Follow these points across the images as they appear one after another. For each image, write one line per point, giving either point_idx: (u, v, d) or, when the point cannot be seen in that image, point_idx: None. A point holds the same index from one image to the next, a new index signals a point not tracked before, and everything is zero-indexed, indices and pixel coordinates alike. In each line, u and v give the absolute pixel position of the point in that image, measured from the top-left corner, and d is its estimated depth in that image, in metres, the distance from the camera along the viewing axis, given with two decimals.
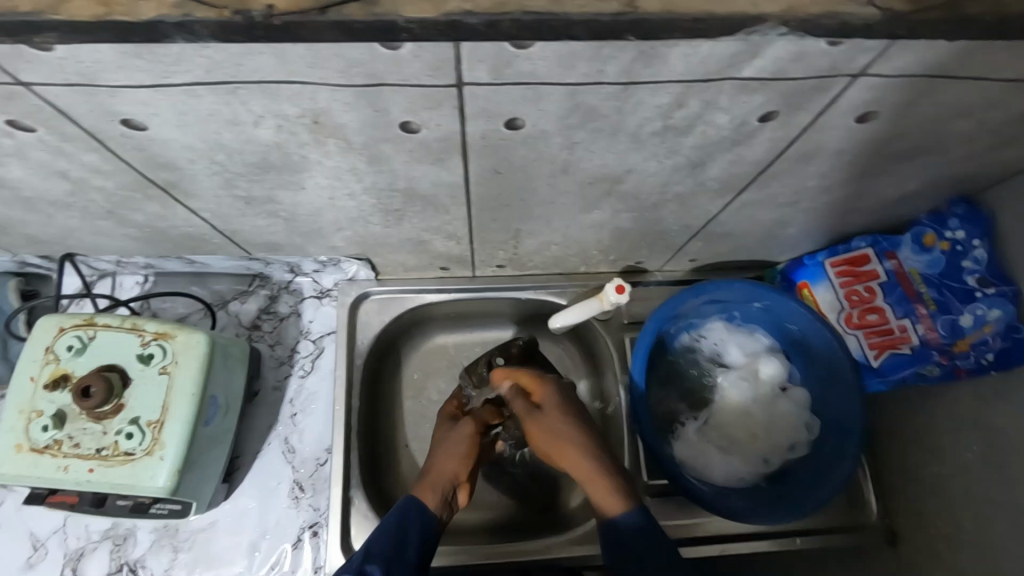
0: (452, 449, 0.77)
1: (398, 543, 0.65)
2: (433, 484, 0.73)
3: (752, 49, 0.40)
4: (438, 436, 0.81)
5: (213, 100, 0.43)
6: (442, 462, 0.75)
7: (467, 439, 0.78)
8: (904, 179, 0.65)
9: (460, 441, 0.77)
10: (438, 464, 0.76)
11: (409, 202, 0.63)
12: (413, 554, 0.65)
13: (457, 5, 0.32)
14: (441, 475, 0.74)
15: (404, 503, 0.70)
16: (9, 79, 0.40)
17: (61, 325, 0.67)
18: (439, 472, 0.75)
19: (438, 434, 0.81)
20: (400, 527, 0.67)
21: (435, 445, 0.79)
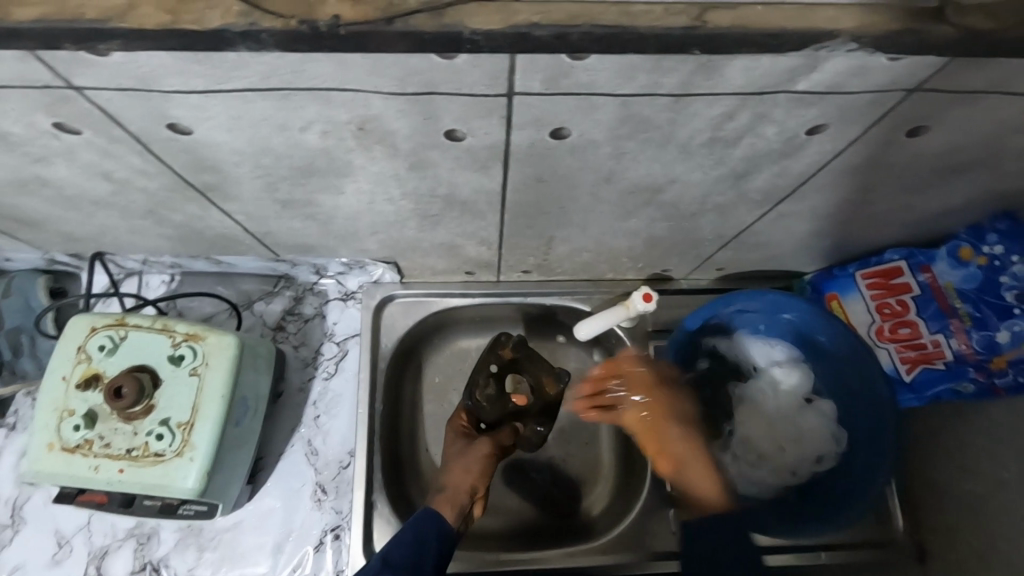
0: (465, 470, 0.76)
1: (416, 554, 0.68)
2: (452, 501, 0.74)
3: (811, 64, 0.40)
4: (450, 449, 0.79)
5: (265, 106, 0.43)
6: (458, 481, 0.76)
7: (478, 459, 0.77)
8: (945, 193, 0.64)
9: (470, 462, 0.77)
10: (451, 479, 0.76)
11: (446, 207, 0.63)
12: (430, 565, 0.68)
13: (526, 18, 0.32)
14: (457, 490, 0.75)
15: (423, 512, 0.72)
16: (63, 83, 0.40)
17: (93, 324, 0.68)
18: (454, 490, 0.75)
19: (450, 447, 0.79)
20: (417, 537, 0.69)
21: (446, 459, 0.79)
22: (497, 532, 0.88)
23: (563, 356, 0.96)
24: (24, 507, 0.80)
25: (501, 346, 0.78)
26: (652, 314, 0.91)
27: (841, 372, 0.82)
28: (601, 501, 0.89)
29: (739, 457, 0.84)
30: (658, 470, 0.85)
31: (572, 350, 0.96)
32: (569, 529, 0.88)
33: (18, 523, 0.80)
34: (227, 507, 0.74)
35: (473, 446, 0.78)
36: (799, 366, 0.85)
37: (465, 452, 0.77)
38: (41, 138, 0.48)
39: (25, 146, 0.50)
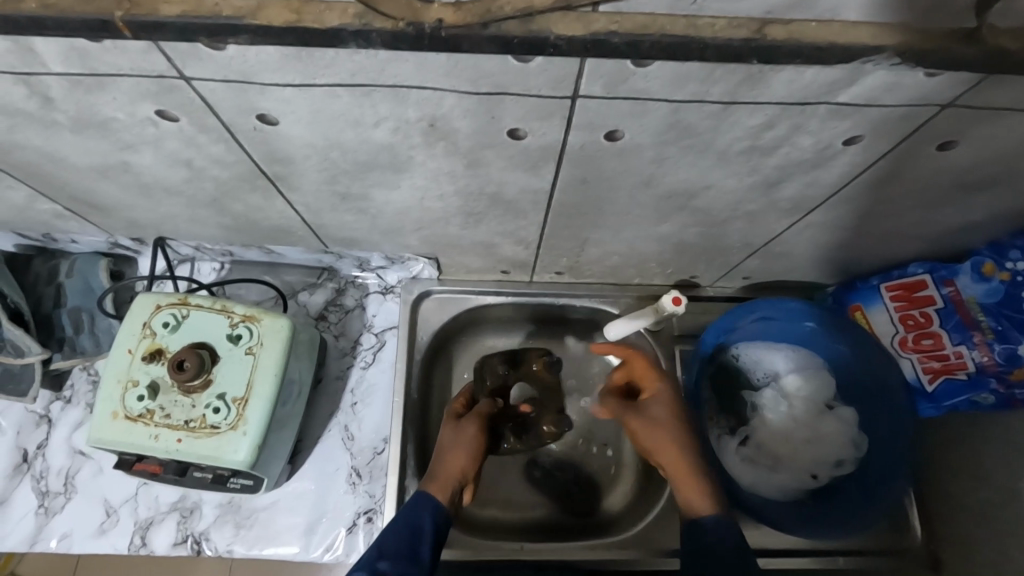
0: (461, 446, 0.76)
1: (409, 542, 0.64)
2: (444, 477, 0.73)
3: (852, 78, 0.44)
4: (445, 433, 0.79)
5: (347, 101, 0.48)
6: (450, 458, 0.75)
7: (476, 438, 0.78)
8: (965, 210, 0.68)
9: (456, 438, 0.77)
10: (445, 457, 0.75)
11: (492, 205, 0.67)
12: (427, 550, 0.64)
13: (604, 26, 0.36)
14: (450, 472, 0.74)
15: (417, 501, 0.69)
16: (174, 74, 0.45)
17: (158, 302, 0.72)
18: (448, 465, 0.74)
19: (445, 429, 0.79)
20: (412, 529, 0.65)
21: (441, 442, 0.78)
22: (522, 521, 0.90)
23: (587, 359, 0.98)
24: (75, 477, 0.84)
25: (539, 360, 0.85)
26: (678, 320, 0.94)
27: (863, 381, 0.85)
28: (621, 497, 0.92)
29: (759, 465, 0.85)
30: None
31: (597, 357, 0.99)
32: (593, 524, 0.90)
33: (69, 492, 0.83)
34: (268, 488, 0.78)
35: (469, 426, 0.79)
36: (820, 372, 0.86)
37: (456, 432, 0.78)
38: (138, 125, 0.52)
39: (121, 132, 0.54)
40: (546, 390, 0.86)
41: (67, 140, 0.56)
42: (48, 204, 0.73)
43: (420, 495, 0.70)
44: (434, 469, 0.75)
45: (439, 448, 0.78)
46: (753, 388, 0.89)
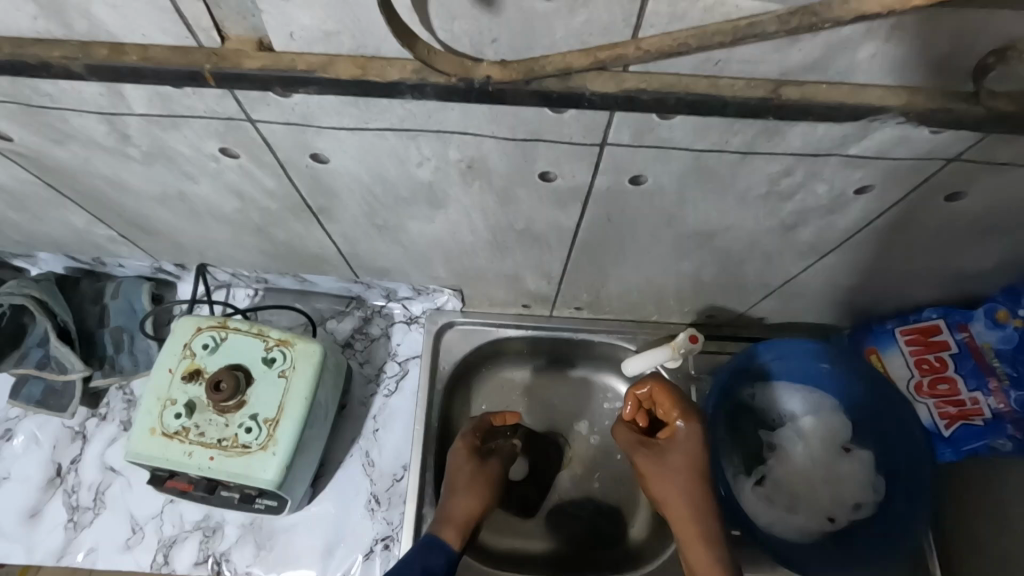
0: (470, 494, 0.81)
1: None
2: (457, 523, 0.78)
3: (862, 133, 0.47)
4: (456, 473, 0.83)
5: (395, 142, 0.52)
6: (462, 502, 0.80)
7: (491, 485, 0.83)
8: (976, 257, 0.70)
9: (470, 488, 0.81)
10: (454, 503, 0.80)
11: (520, 239, 0.71)
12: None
13: (634, 83, 0.41)
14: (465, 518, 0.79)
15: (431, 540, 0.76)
16: (241, 116, 0.50)
17: (198, 325, 0.76)
18: (457, 513, 0.79)
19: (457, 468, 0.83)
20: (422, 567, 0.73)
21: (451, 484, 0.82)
22: (536, 554, 0.91)
23: (604, 394, 1.00)
24: (105, 493, 0.86)
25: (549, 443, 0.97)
26: (694, 357, 0.96)
27: (879, 424, 0.85)
28: (636, 533, 0.92)
29: (777, 504, 0.85)
30: None
31: (615, 392, 1.00)
32: (606, 561, 0.90)
33: (98, 507, 0.86)
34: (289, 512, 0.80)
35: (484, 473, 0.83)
36: (835, 414, 0.87)
37: (473, 478, 0.83)
38: (202, 160, 0.57)
39: (185, 165, 0.59)
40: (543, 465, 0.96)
41: (135, 171, 0.61)
42: (103, 229, 0.78)
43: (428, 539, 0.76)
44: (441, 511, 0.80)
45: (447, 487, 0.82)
46: (768, 427, 0.90)
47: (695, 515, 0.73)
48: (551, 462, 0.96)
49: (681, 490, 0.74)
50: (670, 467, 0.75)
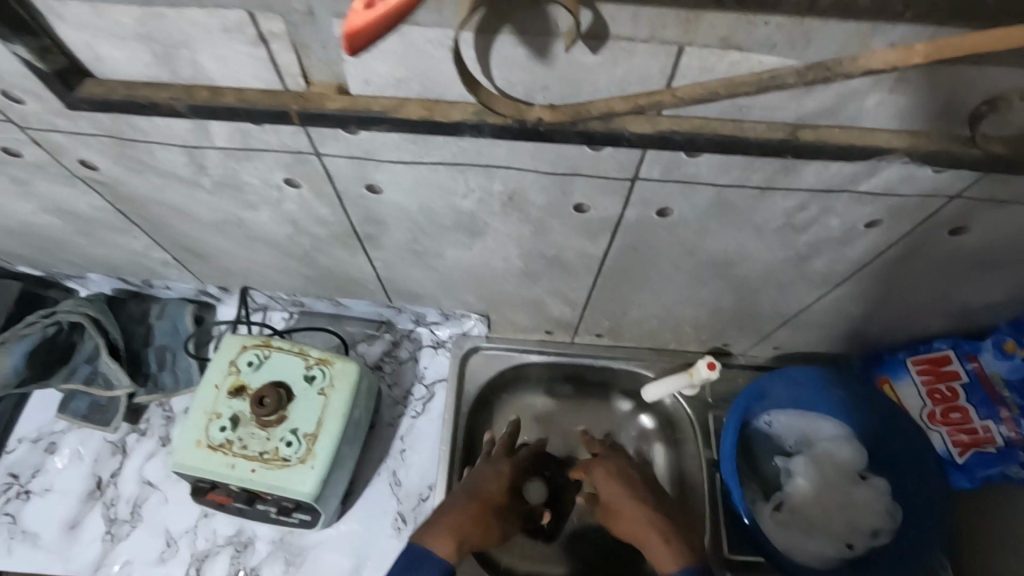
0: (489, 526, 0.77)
1: None
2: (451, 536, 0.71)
3: (870, 171, 0.52)
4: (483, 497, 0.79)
5: (445, 175, 0.58)
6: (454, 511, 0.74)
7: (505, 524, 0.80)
8: (981, 289, 0.74)
9: (473, 514, 0.75)
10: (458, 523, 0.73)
11: (550, 267, 0.76)
12: None
13: (668, 126, 0.46)
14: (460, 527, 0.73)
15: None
16: (310, 150, 0.55)
17: (244, 343, 0.81)
18: (451, 524, 0.72)
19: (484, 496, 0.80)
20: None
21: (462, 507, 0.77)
22: None
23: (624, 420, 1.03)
24: (142, 506, 0.89)
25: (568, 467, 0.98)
26: (711, 384, 0.99)
27: (893, 451, 0.87)
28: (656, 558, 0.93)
29: (796, 530, 0.87)
30: (715, 534, 0.90)
31: (633, 418, 1.03)
32: None
33: (135, 520, 0.88)
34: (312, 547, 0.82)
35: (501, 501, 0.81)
36: (849, 442, 0.90)
37: (481, 504, 0.77)
38: (266, 189, 0.63)
39: (250, 194, 0.64)
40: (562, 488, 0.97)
41: (202, 199, 0.67)
42: (159, 253, 0.84)
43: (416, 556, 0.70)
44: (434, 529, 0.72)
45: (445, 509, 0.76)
46: (783, 454, 0.92)
47: (645, 534, 0.75)
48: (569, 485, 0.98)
49: (631, 517, 0.78)
50: (619, 499, 0.80)
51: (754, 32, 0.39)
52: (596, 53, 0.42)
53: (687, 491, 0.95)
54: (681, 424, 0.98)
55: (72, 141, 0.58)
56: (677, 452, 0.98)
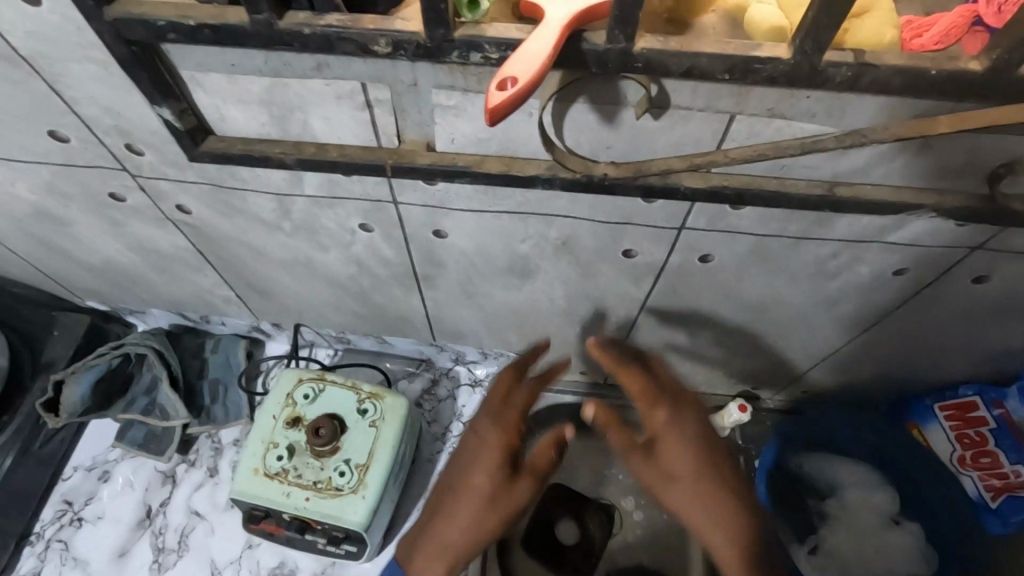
0: (492, 504, 0.60)
1: None
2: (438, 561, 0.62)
3: (898, 224, 0.57)
4: (480, 473, 0.60)
5: (508, 222, 0.64)
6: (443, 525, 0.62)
7: (521, 484, 0.60)
8: (1004, 336, 0.78)
9: (478, 511, 0.60)
10: (455, 529, 0.61)
11: (592, 309, 0.81)
12: None
13: (719, 182, 0.52)
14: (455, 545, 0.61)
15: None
16: (389, 198, 0.62)
17: (300, 376, 0.85)
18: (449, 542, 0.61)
19: (480, 482, 0.60)
20: None
21: (458, 496, 0.61)
22: None
23: None
24: (189, 536, 0.92)
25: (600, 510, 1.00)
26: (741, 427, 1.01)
27: (924, 495, 0.89)
28: None
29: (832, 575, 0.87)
30: None
31: None
32: None
33: (182, 549, 0.91)
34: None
35: (517, 466, 0.61)
36: (881, 486, 0.91)
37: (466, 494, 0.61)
38: (341, 233, 0.69)
39: (325, 236, 0.71)
40: (593, 530, 0.99)
41: (279, 241, 0.73)
42: (224, 290, 0.90)
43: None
44: (432, 546, 0.62)
45: (443, 496, 0.63)
46: (816, 497, 0.93)
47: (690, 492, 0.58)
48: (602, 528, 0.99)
49: (700, 498, 0.57)
50: (683, 472, 0.57)
51: (798, 104, 0.45)
52: (657, 119, 0.48)
53: None
54: None
55: (175, 188, 0.65)
56: None
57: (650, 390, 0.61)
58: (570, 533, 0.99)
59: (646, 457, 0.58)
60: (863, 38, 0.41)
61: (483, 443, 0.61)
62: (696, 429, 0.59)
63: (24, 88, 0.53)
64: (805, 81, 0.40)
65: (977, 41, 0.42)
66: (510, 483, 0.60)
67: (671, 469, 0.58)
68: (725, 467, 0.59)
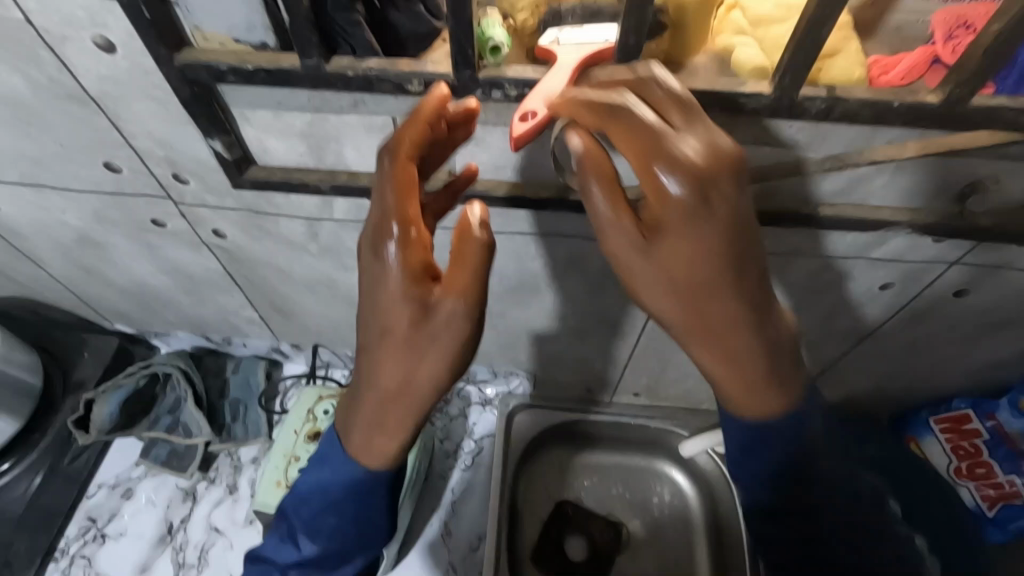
0: (430, 358, 0.45)
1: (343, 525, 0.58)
2: (380, 428, 0.50)
3: (880, 241, 0.63)
4: (398, 316, 0.44)
5: (521, 243, 0.69)
6: (370, 386, 0.48)
7: (445, 300, 0.44)
8: (991, 348, 0.82)
9: (404, 352, 0.45)
10: (388, 404, 0.48)
11: (599, 326, 0.85)
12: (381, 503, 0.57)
13: None
14: (394, 391, 0.47)
15: (373, 482, 0.55)
16: None
17: (320, 393, 0.89)
18: (384, 379, 0.47)
19: (394, 323, 0.45)
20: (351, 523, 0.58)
21: (382, 359, 0.47)
22: None
23: (660, 479, 1.07)
24: (209, 551, 0.94)
25: (608, 525, 1.03)
26: None
27: None
28: None
29: None
30: None
31: (670, 476, 1.07)
32: None
33: (201, 564, 0.93)
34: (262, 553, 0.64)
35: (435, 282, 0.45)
36: None
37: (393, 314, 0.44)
38: None
39: (349, 258, 0.76)
40: (601, 543, 1.01)
41: (306, 263, 0.78)
42: (249, 311, 0.94)
43: (367, 476, 0.54)
44: (365, 420, 0.51)
45: (363, 374, 0.49)
46: None
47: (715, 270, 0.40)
48: (608, 541, 1.01)
49: (722, 297, 0.41)
50: (694, 278, 0.41)
51: (781, 132, 0.51)
52: None
53: (722, 538, 1.00)
54: (716, 481, 1.03)
55: (214, 214, 0.71)
56: (713, 508, 1.02)
57: (659, 168, 0.38)
58: (578, 547, 1.01)
59: (654, 263, 0.41)
60: (835, 75, 0.47)
61: (384, 274, 0.44)
62: (714, 242, 0.39)
63: (87, 124, 0.59)
64: (785, 112, 0.46)
65: (937, 77, 0.47)
66: (431, 310, 0.44)
67: (683, 286, 0.41)
68: (743, 241, 0.40)
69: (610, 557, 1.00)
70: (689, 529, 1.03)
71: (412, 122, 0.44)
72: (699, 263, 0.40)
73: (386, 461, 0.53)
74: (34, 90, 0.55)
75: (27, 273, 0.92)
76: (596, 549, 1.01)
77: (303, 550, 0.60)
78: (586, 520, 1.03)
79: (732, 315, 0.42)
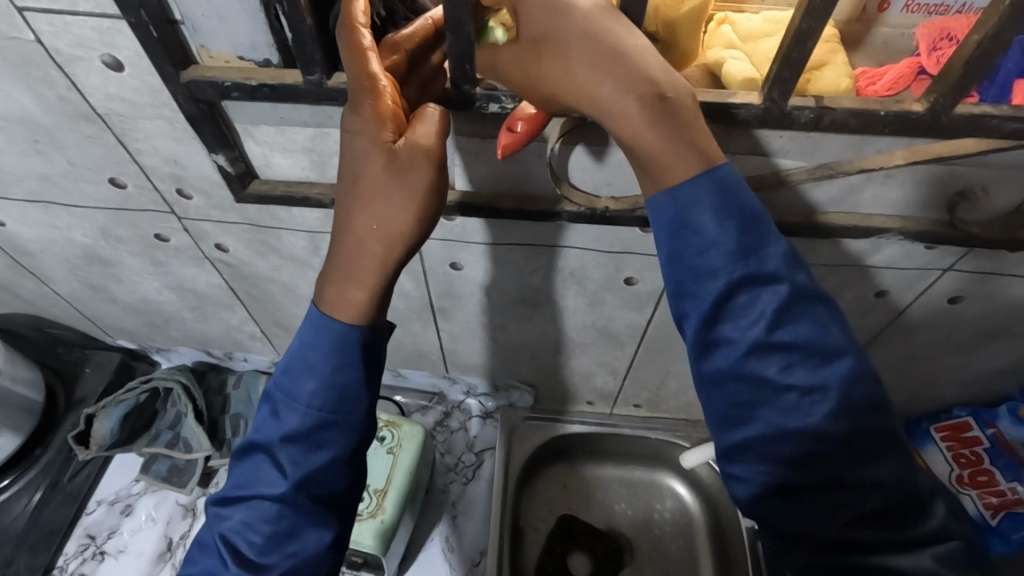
0: (398, 198, 0.43)
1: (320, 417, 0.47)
2: (356, 286, 0.46)
3: (873, 248, 0.64)
4: (370, 161, 0.43)
5: (519, 256, 0.70)
6: (349, 242, 0.45)
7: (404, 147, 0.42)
8: (989, 356, 0.82)
9: (372, 194, 0.44)
10: (366, 242, 0.45)
11: (598, 338, 0.86)
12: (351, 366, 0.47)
13: None
14: (369, 240, 0.45)
15: (344, 340, 0.46)
16: None
17: None
18: (360, 228, 0.45)
19: (365, 168, 0.43)
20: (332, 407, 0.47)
21: (368, 200, 0.44)
22: None
23: (661, 490, 1.06)
24: None
25: (613, 535, 1.02)
26: None
27: None
28: None
29: None
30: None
31: (671, 489, 1.06)
32: None
33: None
34: (247, 441, 0.50)
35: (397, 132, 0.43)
36: None
37: (364, 164, 0.43)
38: None
39: None
40: (606, 554, 1.00)
41: (308, 278, 0.79)
42: (250, 326, 0.95)
43: (349, 331, 0.46)
44: (343, 264, 0.46)
45: (341, 226, 0.46)
46: None
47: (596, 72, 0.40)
48: (613, 552, 1.00)
49: (600, 59, 0.39)
50: (559, 31, 0.40)
51: (772, 142, 0.52)
52: None
53: (725, 543, 1.00)
54: (716, 491, 1.02)
55: (217, 229, 0.72)
56: (716, 519, 1.02)
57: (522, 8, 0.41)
58: (582, 561, 0.99)
59: (546, 76, 0.41)
60: (822, 86, 0.48)
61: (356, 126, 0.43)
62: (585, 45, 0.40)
63: (95, 142, 0.60)
64: (775, 122, 0.47)
65: (922, 87, 0.49)
66: (396, 155, 0.43)
67: (539, 40, 0.41)
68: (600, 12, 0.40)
69: (614, 567, 0.99)
70: (692, 538, 1.02)
71: (410, 33, 0.46)
72: (585, 68, 0.40)
73: (366, 314, 0.46)
74: (44, 110, 0.57)
75: (32, 291, 0.93)
76: (600, 558, 1.00)
77: (284, 422, 0.48)
78: (590, 532, 1.02)
79: (639, 70, 0.39)
